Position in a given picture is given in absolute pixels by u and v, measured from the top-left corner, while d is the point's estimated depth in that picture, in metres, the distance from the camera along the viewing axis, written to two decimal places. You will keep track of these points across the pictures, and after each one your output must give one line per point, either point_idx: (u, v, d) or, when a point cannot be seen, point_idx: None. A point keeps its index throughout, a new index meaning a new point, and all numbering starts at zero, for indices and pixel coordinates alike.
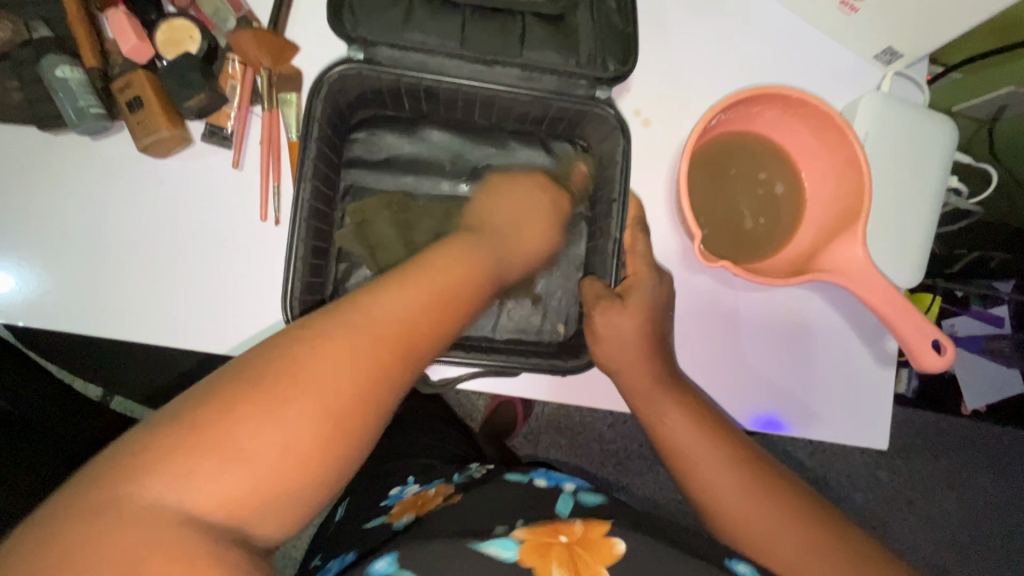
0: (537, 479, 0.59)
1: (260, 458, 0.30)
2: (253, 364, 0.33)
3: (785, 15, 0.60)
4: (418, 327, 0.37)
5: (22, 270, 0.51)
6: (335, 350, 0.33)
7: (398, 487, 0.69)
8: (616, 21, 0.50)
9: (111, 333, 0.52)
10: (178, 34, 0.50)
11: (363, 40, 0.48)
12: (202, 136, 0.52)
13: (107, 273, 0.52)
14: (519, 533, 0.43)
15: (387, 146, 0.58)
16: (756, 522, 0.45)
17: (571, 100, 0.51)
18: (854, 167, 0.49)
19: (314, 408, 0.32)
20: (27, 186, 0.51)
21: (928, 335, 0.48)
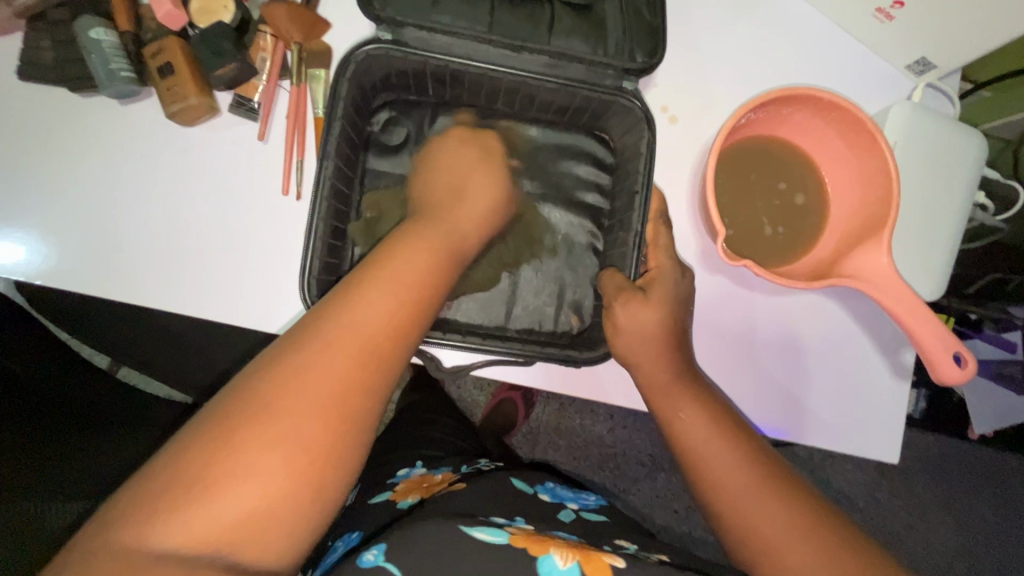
0: (540, 494, 0.61)
1: (248, 485, 0.33)
2: (230, 398, 0.35)
3: (819, 20, 0.60)
4: (386, 334, 0.39)
5: (41, 230, 0.51)
6: (314, 368, 0.36)
7: (404, 469, 0.70)
8: (649, 14, 0.50)
9: (131, 300, 0.52)
10: (212, 4, 0.50)
11: (392, 20, 0.48)
12: (230, 106, 0.52)
13: (125, 239, 0.52)
14: (510, 530, 0.46)
15: (407, 128, 0.57)
16: (765, 523, 0.45)
17: (597, 90, 0.50)
18: (884, 174, 0.49)
19: (291, 430, 0.34)
20: (50, 147, 0.51)
21: (950, 348, 0.47)
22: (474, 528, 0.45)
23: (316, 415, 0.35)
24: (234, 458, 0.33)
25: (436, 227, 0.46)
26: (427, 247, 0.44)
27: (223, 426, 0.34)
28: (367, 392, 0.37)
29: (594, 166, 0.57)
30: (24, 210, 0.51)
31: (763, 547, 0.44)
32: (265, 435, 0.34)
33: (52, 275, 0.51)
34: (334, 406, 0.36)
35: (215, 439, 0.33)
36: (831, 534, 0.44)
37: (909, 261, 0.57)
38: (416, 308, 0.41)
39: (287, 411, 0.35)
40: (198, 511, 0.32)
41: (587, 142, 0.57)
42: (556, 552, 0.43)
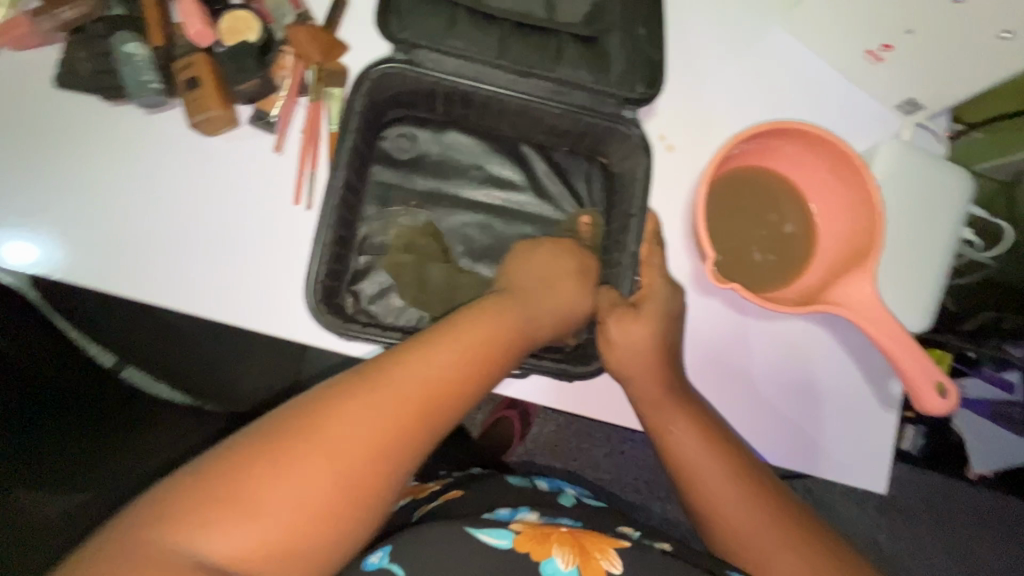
0: (537, 483, 0.64)
1: (272, 509, 0.36)
2: (281, 418, 0.39)
3: (813, 59, 0.62)
4: (447, 387, 0.43)
5: (62, 227, 0.54)
6: (358, 423, 0.39)
7: None
8: (648, 49, 0.53)
9: (141, 296, 0.54)
10: (238, 24, 0.53)
11: (407, 42, 0.51)
12: (249, 119, 0.55)
13: (140, 239, 0.54)
14: (515, 525, 0.47)
15: (416, 145, 0.60)
16: (755, 538, 0.46)
17: (599, 116, 0.53)
18: (870, 207, 0.51)
19: (331, 464, 0.37)
20: (79, 150, 0.54)
21: (933, 378, 0.48)
22: (480, 531, 0.45)
23: (349, 462, 0.38)
24: (264, 489, 0.36)
25: (503, 300, 0.50)
26: (491, 330, 0.47)
27: (264, 456, 0.37)
28: (404, 446, 0.40)
29: (592, 190, 0.60)
30: (50, 206, 0.54)
31: (752, 559, 0.46)
32: (310, 465, 0.37)
33: (68, 267, 0.54)
34: (365, 454, 0.38)
35: (253, 458, 0.36)
36: (816, 550, 0.45)
37: (897, 294, 0.58)
38: (467, 385, 0.44)
39: (322, 453, 0.37)
40: (216, 535, 0.34)
41: (587, 166, 0.60)
42: (558, 556, 0.44)
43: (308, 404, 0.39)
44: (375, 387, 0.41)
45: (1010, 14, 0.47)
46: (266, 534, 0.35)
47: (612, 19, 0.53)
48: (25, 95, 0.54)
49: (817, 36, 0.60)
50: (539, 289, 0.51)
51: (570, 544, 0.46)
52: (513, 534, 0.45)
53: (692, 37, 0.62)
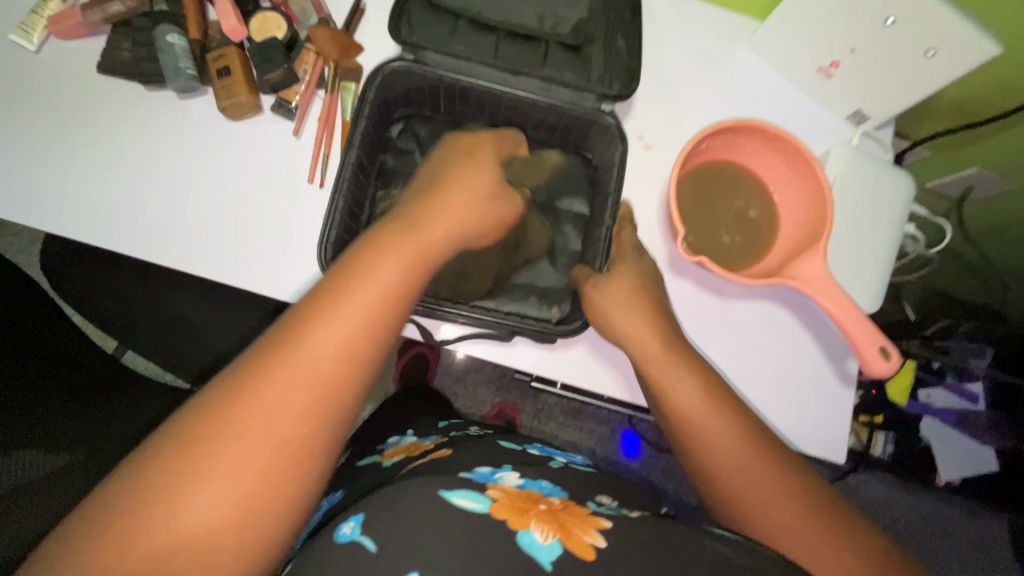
0: (530, 449, 0.70)
1: (189, 515, 0.38)
2: (184, 427, 0.40)
3: (773, 76, 0.71)
4: (353, 352, 0.44)
5: (93, 200, 0.59)
6: (284, 379, 0.41)
7: (397, 436, 0.76)
8: (627, 58, 0.61)
9: (161, 261, 0.59)
10: (269, 24, 0.61)
11: (415, 44, 0.58)
12: (272, 107, 0.62)
13: (160, 211, 0.60)
14: (494, 494, 0.48)
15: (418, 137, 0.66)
16: (749, 486, 0.51)
17: (581, 110, 0.60)
18: (819, 194, 0.58)
19: (242, 459, 0.39)
20: (112, 132, 0.60)
21: (876, 342, 0.54)
22: (453, 494, 0.46)
23: (262, 454, 0.40)
24: (177, 497, 0.38)
25: (404, 235, 0.50)
26: (393, 272, 0.47)
27: (204, 437, 0.39)
28: (319, 422, 0.42)
29: (577, 181, 0.66)
30: (81, 178, 0.59)
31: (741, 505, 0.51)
32: (217, 464, 0.39)
33: (96, 234, 0.59)
34: (278, 438, 0.41)
35: (162, 470, 0.39)
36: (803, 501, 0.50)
37: (847, 281, 0.65)
38: (387, 318, 0.46)
39: (228, 450, 0.39)
40: (174, 514, 0.38)
41: (572, 159, 0.67)
42: (536, 529, 0.44)
43: (231, 380, 0.42)
44: (287, 346, 0.42)
45: (934, 35, 0.56)
46: (187, 535, 0.38)
47: (596, 29, 0.61)
48: (68, 81, 0.60)
49: (776, 55, 0.69)
50: (431, 211, 0.52)
51: (549, 521, 0.45)
52: (490, 500, 0.46)
53: (668, 54, 0.70)
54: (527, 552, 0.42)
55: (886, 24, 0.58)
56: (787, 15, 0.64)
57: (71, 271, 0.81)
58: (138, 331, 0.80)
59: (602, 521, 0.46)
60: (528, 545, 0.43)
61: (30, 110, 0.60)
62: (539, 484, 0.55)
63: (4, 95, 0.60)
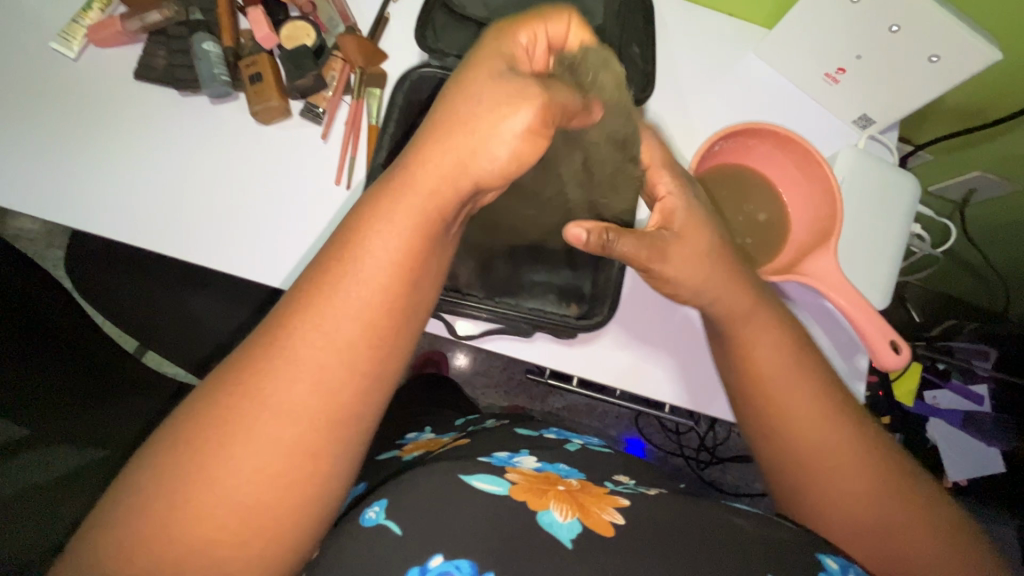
0: (546, 434, 0.73)
1: (228, 496, 0.36)
2: (209, 406, 0.37)
3: (780, 82, 0.74)
4: (381, 320, 0.40)
5: (128, 200, 0.61)
6: (309, 352, 0.38)
7: (415, 432, 0.78)
8: (643, 66, 0.64)
9: (197, 259, 0.61)
10: (298, 32, 0.63)
11: (440, 51, 0.61)
12: (301, 112, 0.64)
13: (192, 210, 0.62)
14: (512, 476, 0.49)
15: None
16: (841, 487, 0.47)
17: None
18: (829, 194, 0.60)
19: (275, 436, 0.37)
20: (147, 135, 0.63)
21: (887, 336, 0.56)
22: (474, 477, 0.48)
23: (297, 431, 0.37)
24: (211, 479, 0.36)
25: (416, 181, 0.42)
26: (410, 229, 0.42)
27: (227, 418, 0.37)
28: (353, 393, 0.39)
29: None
30: (118, 180, 0.62)
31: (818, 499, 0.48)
32: (250, 443, 0.36)
33: (134, 234, 0.61)
34: (311, 414, 0.38)
35: (190, 454, 0.36)
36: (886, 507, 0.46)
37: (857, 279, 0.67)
38: (413, 281, 0.42)
39: (261, 427, 0.37)
40: (210, 500, 0.35)
41: None
42: (555, 508, 0.45)
43: (248, 358, 0.38)
44: (307, 319, 0.39)
45: (937, 42, 0.59)
46: (228, 518, 0.35)
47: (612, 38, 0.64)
48: (106, 87, 0.63)
49: (783, 62, 0.72)
50: (436, 146, 0.43)
51: (567, 502, 0.46)
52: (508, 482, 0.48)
53: (679, 62, 0.73)
54: (548, 531, 0.43)
55: (890, 30, 0.61)
56: (793, 23, 0.67)
57: (94, 272, 0.82)
58: (162, 332, 0.83)
59: (619, 501, 0.48)
60: (548, 524, 0.43)
61: (67, 116, 0.62)
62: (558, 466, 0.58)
63: (42, 101, 0.62)
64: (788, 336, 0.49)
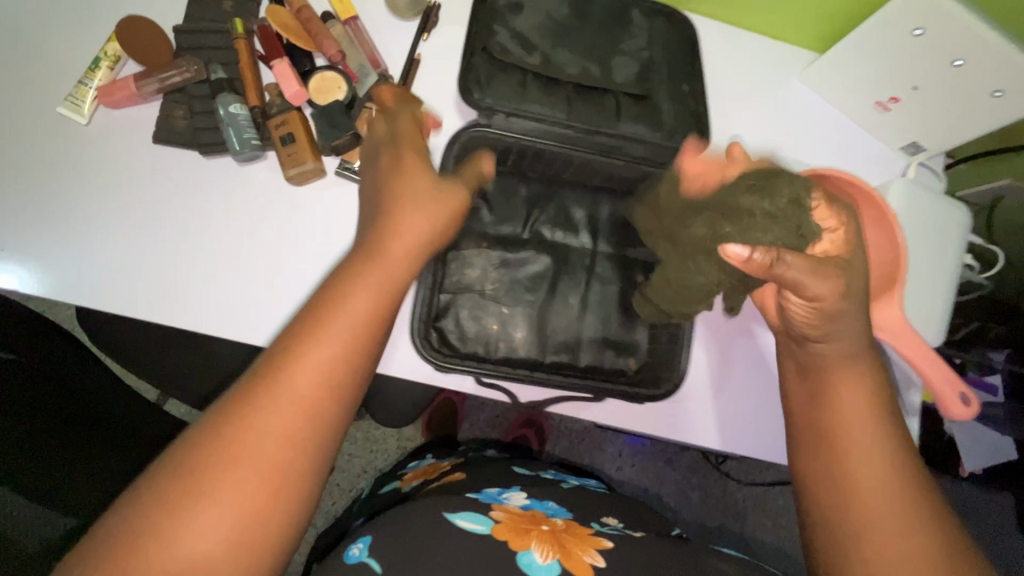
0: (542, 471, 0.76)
1: (223, 510, 0.34)
2: (211, 419, 0.36)
3: (826, 107, 0.71)
4: (375, 325, 0.41)
5: (147, 271, 0.57)
6: (307, 355, 0.38)
7: (415, 463, 0.85)
8: (693, 105, 0.61)
9: (219, 329, 0.57)
10: (327, 84, 0.59)
11: (488, 105, 0.56)
12: (337, 169, 0.60)
13: (210, 276, 0.58)
14: (498, 518, 0.53)
15: (484, 193, 0.63)
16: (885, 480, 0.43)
17: (657, 166, 0.59)
18: (891, 241, 0.58)
19: (272, 445, 0.36)
20: (165, 201, 0.58)
21: (958, 389, 0.55)
22: (457, 516, 0.52)
23: (292, 438, 0.36)
24: (211, 490, 0.34)
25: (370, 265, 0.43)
26: (392, 262, 0.43)
27: (214, 440, 0.35)
28: (347, 400, 0.39)
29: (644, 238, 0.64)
30: (133, 248, 0.57)
31: (848, 488, 0.43)
32: (249, 451, 0.35)
33: (152, 307, 0.57)
34: (308, 420, 0.37)
35: (190, 467, 0.34)
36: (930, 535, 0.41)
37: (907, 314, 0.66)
38: (396, 291, 0.43)
39: (258, 435, 0.36)
40: (208, 515, 0.33)
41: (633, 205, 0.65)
42: (536, 550, 0.49)
43: (240, 380, 0.37)
44: (306, 329, 0.39)
45: (1002, 77, 0.57)
46: (225, 531, 0.34)
47: (662, 78, 0.60)
48: (118, 151, 0.58)
49: (830, 88, 0.69)
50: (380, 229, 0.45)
51: (549, 543, 0.50)
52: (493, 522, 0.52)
53: (723, 90, 0.70)
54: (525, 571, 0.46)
55: (954, 64, 0.58)
56: (846, 51, 0.64)
57: None
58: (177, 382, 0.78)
59: (601, 544, 0.52)
60: (527, 565, 0.47)
61: (76, 178, 0.57)
62: (546, 504, 0.61)
63: (48, 161, 0.57)
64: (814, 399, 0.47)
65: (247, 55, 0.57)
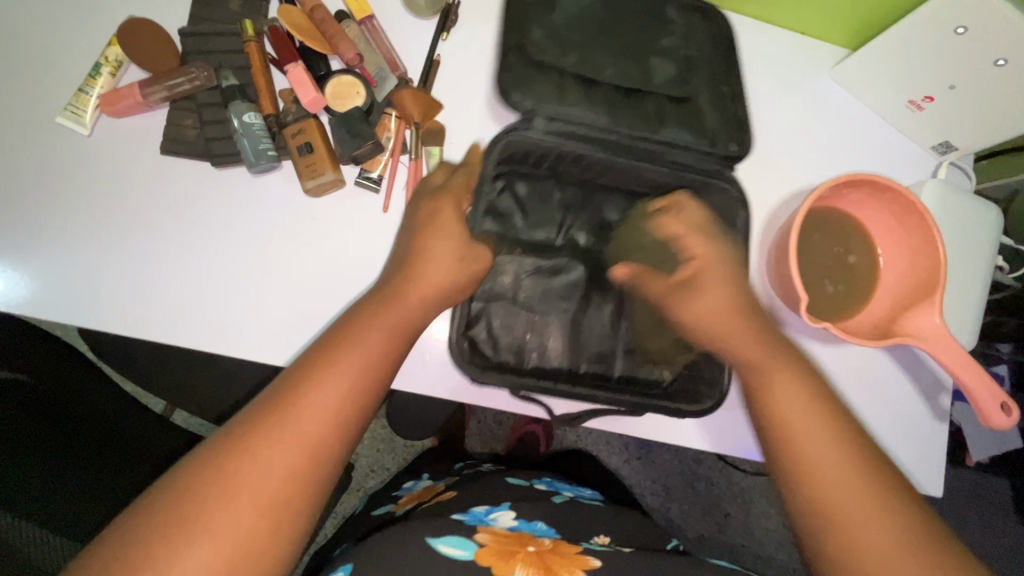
0: (537, 484, 0.76)
1: (214, 536, 0.34)
2: (213, 446, 0.37)
3: (856, 106, 0.69)
4: (379, 363, 0.42)
5: (155, 291, 0.54)
6: (312, 390, 0.39)
7: (411, 481, 0.84)
8: (732, 109, 0.58)
9: (231, 351, 0.55)
10: (345, 89, 0.56)
11: (528, 109, 0.53)
12: (356, 179, 0.57)
13: (219, 294, 0.55)
14: (482, 541, 0.54)
15: (518, 198, 0.60)
16: (840, 479, 0.40)
17: (702, 173, 0.56)
18: (930, 245, 0.57)
19: (271, 475, 0.36)
20: (173, 215, 0.55)
21: (999, 399, 0.53)
22: (440, 541, 0.52)
23: (291, 469, 0.37)
24: (205, 515, 0.34)
25: (394, 305, 0.46)
26: (401, 311, 0.46)
27: (209, 481, 0.35)
28: (346, 436, 0.40)
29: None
30: (141, 267, 0.54)
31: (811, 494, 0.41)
32: (247, 480, 0.36)
33: (161, 330, 0.54)
34: (308, 450, 0.38)
35: (189, 494, 0.35)
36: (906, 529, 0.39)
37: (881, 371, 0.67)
38: (401, 335, 0.45)
39: (257, 465, 0.36)
40: (200, 541, 0.34)
41: None
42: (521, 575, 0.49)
43: (239, 422, 0.38)
44: (314, 365, 0.41)
45: None
46: (214, 559, 0.34)
47: (699, 81, 0.58)
48: (122, 162, 0.55)
49: (862, 86, 0.67)
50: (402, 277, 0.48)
51: (534, 565, 0.51)
52: (476, 547, 0.52)
53: (751, 89, 0.68)
54: None
55: (996, 63, 0.57)
56: (881, 48, 0.62)
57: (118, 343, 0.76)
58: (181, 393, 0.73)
59: (589, 563, 0.53)
60: None
61: (77, 191, 0.54)
62: (534, 524, 0.61)
63: (50, 172, 0.54)
64: (761, 402, 0.45)
65: (259, 59, 0.54)
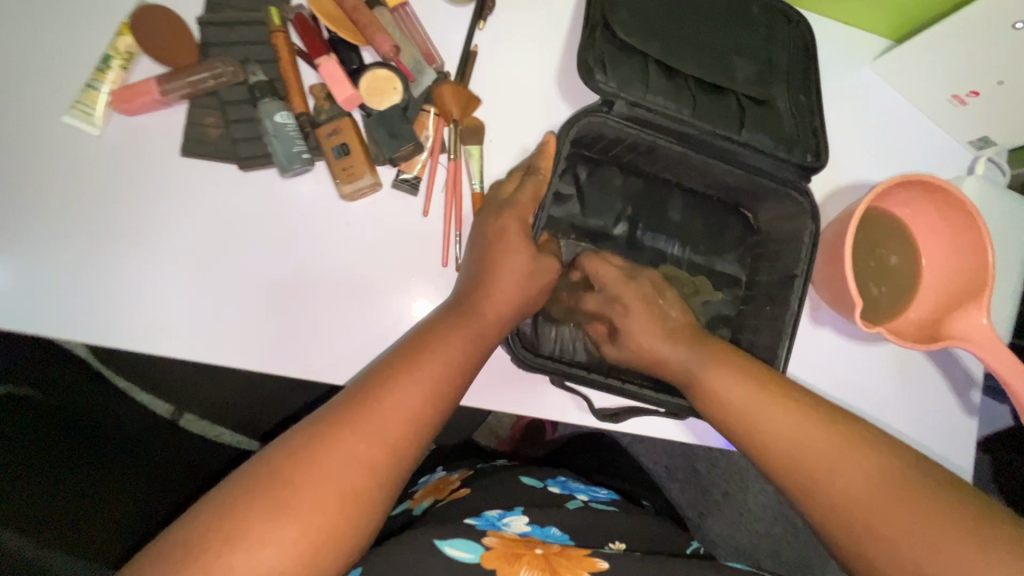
0: (550, 485, 0.69)
1: (284, 534, 0.35)
2: (286, 448, 0.38)
3: (897, 100, 0.68)
4: (446, 383, 0.43)
5: (174, 301, 0.50)
6: (383, 404, 0.40)
7: (426, 476, 0.74)
8: (810, 117, 0.56)
9: (256, 368, 0.51)
10: (381, 84, 0.52)
11: (608, 90, 0.51)
12: (393, 182, 0.53)
13: (246, 304, 0.51)
14: (489, 544, 0.50)
15: (579, 183, 0.58)
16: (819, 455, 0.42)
17: (777, 180, 0.54)
18: (978, 247, 0.56)
19: (341, 483, 0.37)
20: (194, 219, 0.51)
21: None
22: (447, 543, 0.48)
23: (360, 479, 0.38)
24: (276, 512, 0.35)
25: (461, 320, 0.47)
26: (469, 330, 0.46)
27: (283, 479, 0.36)
28: (411, 453, 0.41)
29: (739, 244, 0.60)
30: (161, 277, 0.50)
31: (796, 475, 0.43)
32: (320, 485, 0.36)
33: (179, 346, 0.50)
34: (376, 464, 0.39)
35: (262, 490, 0.35)
36: (889, 470, 0.40)
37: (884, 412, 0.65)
38: (470, 355, 0.46)
39: (328, 471, 0.37)
40: (269, 538, 0.34)
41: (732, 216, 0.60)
42: None
43: (313, 425, 0.39)
44: (388, 381, 0.41)
45: None
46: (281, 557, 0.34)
47: (780, 84, 0.56)
48: (136, 163, 0.50)
49: (905, 79, 0.66)
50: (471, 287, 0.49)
51: (541, 568, 0.47)
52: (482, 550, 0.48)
53: None
54: None
55: None
56: (926, 41, 0.61)
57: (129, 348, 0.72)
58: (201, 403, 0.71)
59: (596, 565, 0.49)
60: None
61: (90, 194, 0.50)
62: (547, 530, 0.56)
63: (56, 165, 0.50)
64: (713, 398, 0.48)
65: (288, 53, 0.50)
